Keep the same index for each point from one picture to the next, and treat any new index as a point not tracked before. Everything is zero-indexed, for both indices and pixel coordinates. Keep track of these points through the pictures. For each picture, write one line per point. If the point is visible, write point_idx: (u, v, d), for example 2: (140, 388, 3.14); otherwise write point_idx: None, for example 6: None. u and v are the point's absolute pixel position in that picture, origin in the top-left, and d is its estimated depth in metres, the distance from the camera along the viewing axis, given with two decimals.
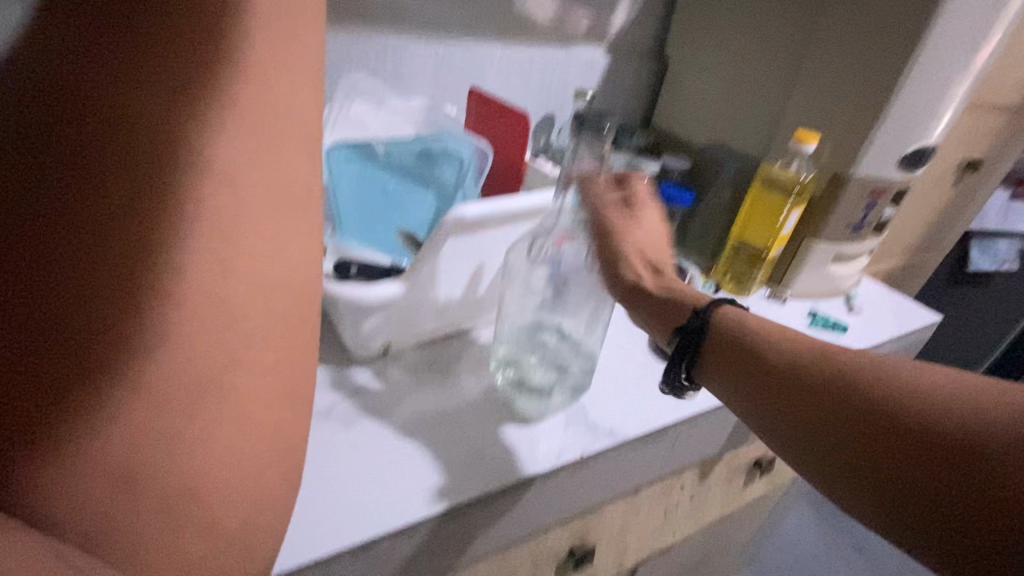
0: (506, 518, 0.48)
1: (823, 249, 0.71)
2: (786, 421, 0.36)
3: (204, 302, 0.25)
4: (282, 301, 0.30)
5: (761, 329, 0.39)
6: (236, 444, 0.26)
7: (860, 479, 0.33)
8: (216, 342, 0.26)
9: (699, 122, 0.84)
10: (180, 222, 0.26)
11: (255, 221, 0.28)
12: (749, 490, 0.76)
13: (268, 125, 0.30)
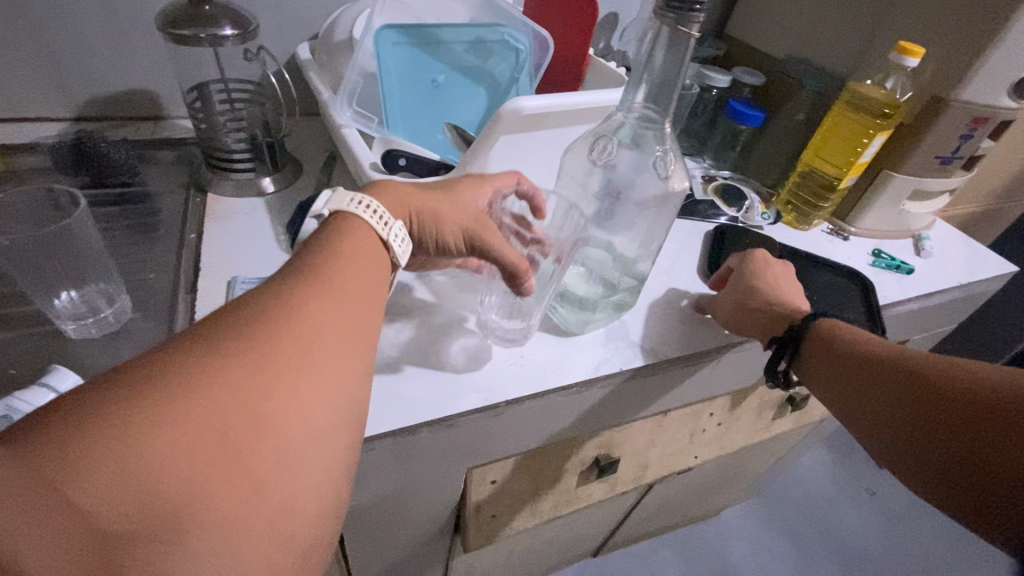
0: (536, 423, 0.49)
1: (902, 181, 0.65)
2: (854, 394, 0.41)
3: (284, 391, 0.27)
4: (343, 407, 0.29)
5: (855, 332, 0.44)
6: (287, 504, 0.26)
7: (919, 454, 0.36)
8: (284, 428, 0.26)
9: (780, 32, 0.75)
10: (270, 323, 0.28)
11: (333, 324, 0.30)
12: (776, 424, 0.77)
13: (353, 257, 0.34)
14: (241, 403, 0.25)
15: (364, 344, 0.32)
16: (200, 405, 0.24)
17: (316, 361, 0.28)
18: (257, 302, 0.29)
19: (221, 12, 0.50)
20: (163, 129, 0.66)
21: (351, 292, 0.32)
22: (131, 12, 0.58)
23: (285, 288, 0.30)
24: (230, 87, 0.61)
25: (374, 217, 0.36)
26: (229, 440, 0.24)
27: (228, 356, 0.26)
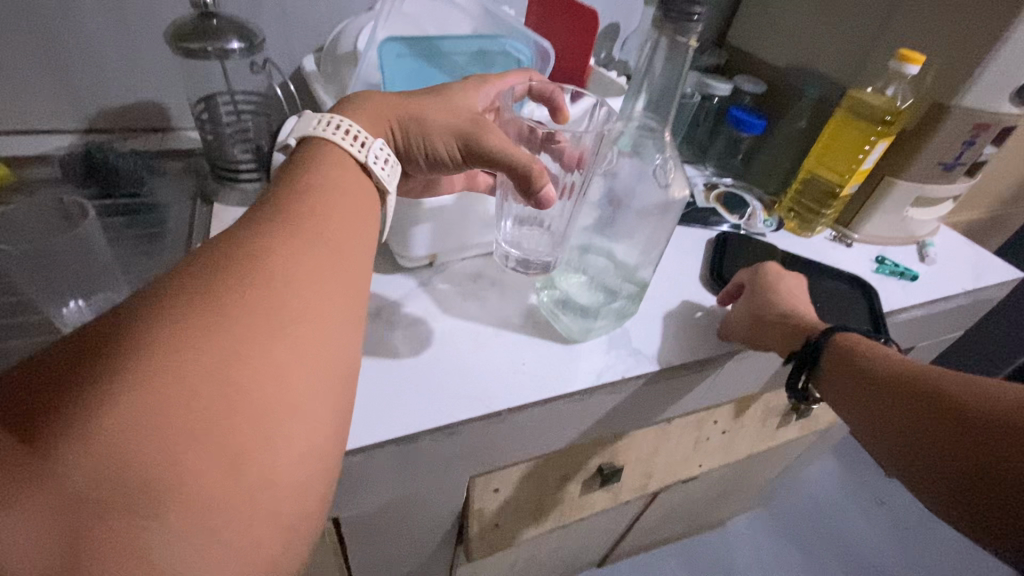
0: (539, 430, 0.49)
1: (904, 188, 0.65)
2: (867, 413, 0.42)
3: (259, 352, 0.26)
4: (326, 366, 0.29)
5: (875, 349, 0.44)
6: (276, 465, 0.26)
7: (931, 473, 0.36)
8: (262, 388, 0.26)
9: (780, 40, 0.76)
10: (238, 284, 0.28)
11: (308, 281, 0.30)
12: (782, 432, 0.76)
13: (330, 213, 0.33)
14: (214, 364, 0.25)
15: (345, 304, 0.32)
16: (167, 368, 0.24)
17: (292, 318, 0.28)
18: (227, 265, 0.28)
19: (228, 26, 0.51)
20: (170, 140, 0.67)
21: (328, 252, 0.32)
22: (141, 25, 0.59)
23: (256, 248, 0.29)
24: (236, 99, 0.62)
25: (351, 141, 0.37)
26: (201, 405, 0.24)
27: (196, 319, 0.25)
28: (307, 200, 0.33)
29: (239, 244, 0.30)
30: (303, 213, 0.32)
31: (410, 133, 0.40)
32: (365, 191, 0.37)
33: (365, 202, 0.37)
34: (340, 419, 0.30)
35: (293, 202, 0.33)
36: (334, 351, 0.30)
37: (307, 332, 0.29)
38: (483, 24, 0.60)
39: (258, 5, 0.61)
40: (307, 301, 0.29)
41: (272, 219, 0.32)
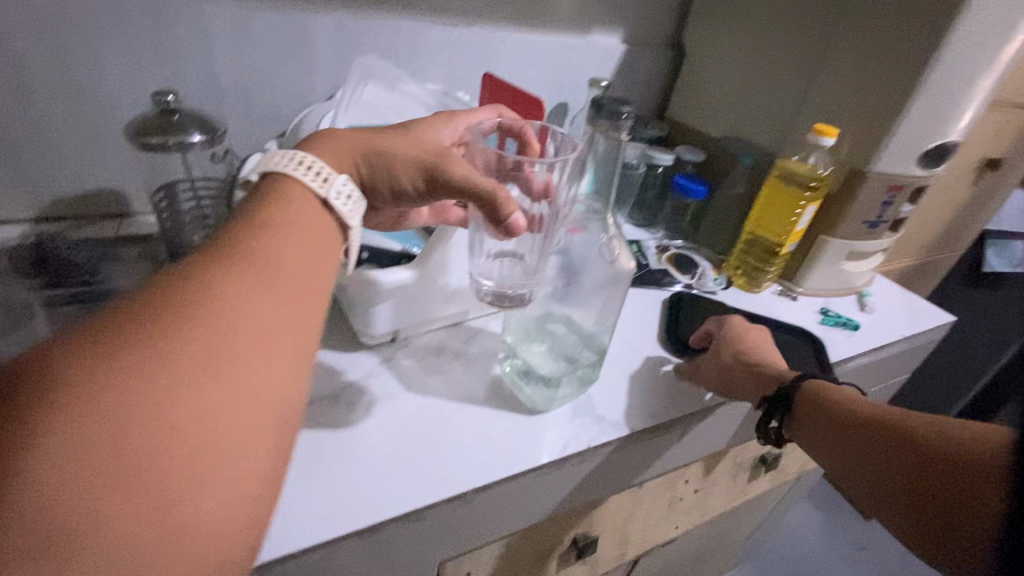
0: (509, 506, 0.48)
1: (837, 245, 0.70)
2: (830, 444, 0.44)
3: (190, 390, 0.26)
4: (264, 403, 0.29)
5: (841, 391, 0.46)
6: (200, 510, 0.25)
7: (888, 499, 0.39)
8: (192, 429, 0.25)
9: (713, 116, 0.84)
10: (179, 317, 0.27)
11: (252, 316, 0.30)
12: (754, 486, 0.76)
13: (285, 243, 0.33)
14: (142, 405, 0.24)
15: (292, 339, 0.31)
16: (102, 401, 0.24)
17: (232, 354, 0.28)
18: (170, 298, 0.28)
19: (188, 120, 0.53)
20: (128, 226, 0.67)
21: (280, 284, 0.32)
22: (102, 119, 0.61)
23: (204, 277, 0.29)
24: (197, 186, 0.63)
25: (311, 176, 0.37)
26: (133, 441, 0.24)
27: (134, 349, 0.25)
28: (263, 230, 0.33)
29: (187, 275, 0.30)
30: (255, 244, 0.32)
31: (374, 170, 0.41)
32: (327, 223, 0.37)
33: (328, 231, 0.37)
34: (278, 456, 0.30)
35: (248, 231, 0.33)
36: (277, 390, 0.30)
37: (247, 368, 0.28)
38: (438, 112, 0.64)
39: (221, 96, 0.64)
40: (250, 337, 0.29)
41: (223, 249, 0.31)
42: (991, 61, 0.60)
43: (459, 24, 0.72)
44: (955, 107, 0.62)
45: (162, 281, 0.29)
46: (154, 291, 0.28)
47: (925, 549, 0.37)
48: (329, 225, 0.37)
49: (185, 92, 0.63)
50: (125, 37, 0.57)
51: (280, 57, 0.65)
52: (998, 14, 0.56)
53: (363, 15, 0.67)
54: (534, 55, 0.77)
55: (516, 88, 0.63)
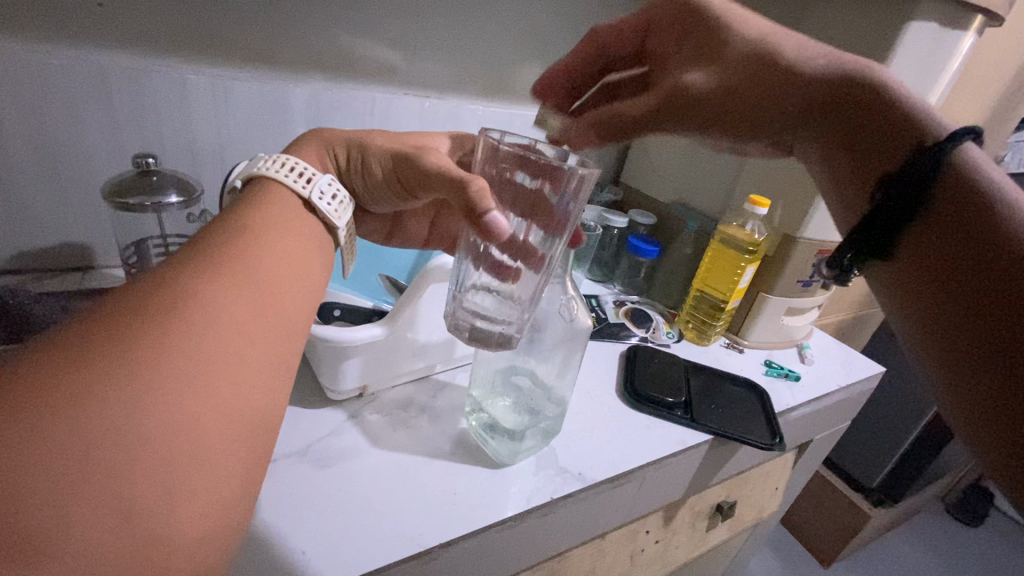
0: (475, 559, 0.48)
1: (776, 302, 0.76)
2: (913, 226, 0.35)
3: (174, 387, 0.27)
4: (243, 404, 0.30)
5: (983, 194, 0.33)
6: (175, 507, 0.25)
7: (925, 304, 0.34)
8: (175, 426, 0.26)
9: (662, 183, 0.92)
10: (160, 319, 0.28)
11: (235, 320, 0.31)
12: (713, 534, 0.78)
13: (265, 254, 0.35)
14: (125, 403, 0.25)
15: (269, 347, 0.33)
16: (79, 403, 0.24)
17: (217, 357, 0.29)
18: (151, 299, 0.29)
19: (168, 182, 0.55)
20: (92, 279, 0.67)
21: (262, 294, 0.33)
22: (79, 177, 0.62)
23: (184, 284, 0.30)
24: (168, 242, 0.64)
25: (296, 179, 0.42)
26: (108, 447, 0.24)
27: (112, 351, 0.26)
28: (244, 242, 0.35)
29: (171, 277, 0.31)
30: (237, 253, 0.34)
31: (351, 159, 0.46)
32: (303, 240, 0.40)
33: (304, 249, 0.39)
34: (253, 462, 0.30)
35: (229, 242, 0.35)
36: (257, 393, 0.31)
37: (228, 370, 0.29)
38: None
39: (198, 156, 0.67)
40: (233, 339, 0.30)
41: (204, 254, 0.33)
42: None
43: (429, 96, 0.78)
44: None
45: (141, 285, 0.30)
46: (134, 294, 0.29)
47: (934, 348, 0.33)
48: (303, 242, 0.40)
49: (164, 152, 0.65)
50: (106, 101, 0.59)
51: (258, 122, 0.69)
52: None
53: (343, 87, 0.72)
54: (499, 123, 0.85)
55: None
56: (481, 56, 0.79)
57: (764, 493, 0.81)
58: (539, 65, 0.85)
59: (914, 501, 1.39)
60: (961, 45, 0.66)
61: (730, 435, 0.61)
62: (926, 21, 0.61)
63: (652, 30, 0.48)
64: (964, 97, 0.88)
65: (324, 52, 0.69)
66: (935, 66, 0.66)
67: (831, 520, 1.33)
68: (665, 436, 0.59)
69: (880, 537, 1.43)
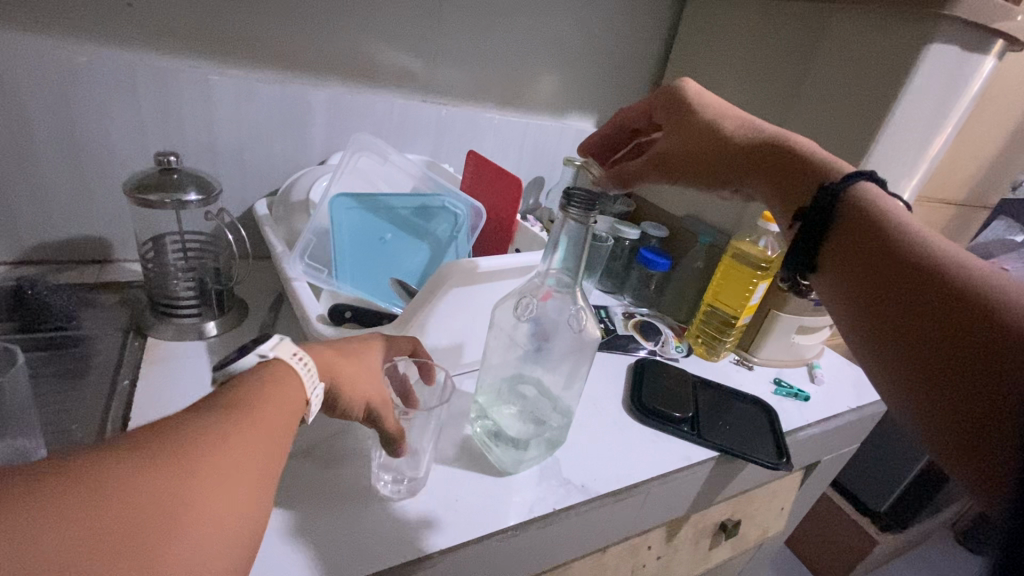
0: (475, 566, 0.48)
1: (787, 320, 0.76)
2: (862, 268, 0.40)
3: (185, 491, 0.27)
4: (236, 518, 0.28)
5: (911, 240, 0.38)
6: None
7: (901, 358, 0.36)
8: (172, 528, 0.25)
9: (675, 197, 0.92)
10: (186, 433, 0.29)
11: (249, 435, 0.31)
12: (715, 553, 0.77)
13: (288, 381, 0.36)
14: (129, 504, 0.25)
15: (271, 465, 0.32)
16: (82, 508, 0.24)
17: (228, 462, 0.29)
18: (184, 417, 0.30)
19: (188, 179, 0.57)
20: (108, 272, 0.68)
21: (277, 418, 0.34)
22: (102, 173, 0.63)
23: (220, 408, 0.32)
24: (185, 239, 0.65)
25: (307, 373, 0.38)
26: (97, 559, 0.23)
27: (137, 456, 0.26)
28: (274, 372, 0.36)
29: (205, 403, 0.32)
30: (268, 382, 0.35)
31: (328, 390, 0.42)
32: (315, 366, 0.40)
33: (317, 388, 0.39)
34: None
35: (261, 370, 0.36)
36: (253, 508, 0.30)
37: (233, 476, 0.29)
38: (422, 181, 0.69)
39: (218, 156, 0.68)
40: (241, 450, 0.30)
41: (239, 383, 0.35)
42: (921, 155, 0.70)
43: (446, 104, 0.79)
44: (892, 187, 0.71)
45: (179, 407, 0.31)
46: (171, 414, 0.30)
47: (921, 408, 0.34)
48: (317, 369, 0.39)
49: (185, 151, 0.66)
50: (132, 99, 0.61)
51: (277, 124, 0.70)
52: (924, 119, 0.66)
53: (362, 91, 0.73)
54: (514, 132, 0.85)
55: (497, 166, 0.68)
56: (500, 65, 0.80)
57: (769, 512, 0.80)
58: (557, 76, 0.85)
59: (922, 529, 1.36)
60: (981, 69, 0.66)
61: (736, 452, 0.60)
62: (946, 44, 0.61)
63: (654, 112, 0.58)
64: (984, 120, 0.87)
65: (345, 58, 0.70)
66: (954, 89, 0.65)
67: (837, 545, 1.30)
68: (669, 451, 0.59)
69: (888, 563, 1.40)
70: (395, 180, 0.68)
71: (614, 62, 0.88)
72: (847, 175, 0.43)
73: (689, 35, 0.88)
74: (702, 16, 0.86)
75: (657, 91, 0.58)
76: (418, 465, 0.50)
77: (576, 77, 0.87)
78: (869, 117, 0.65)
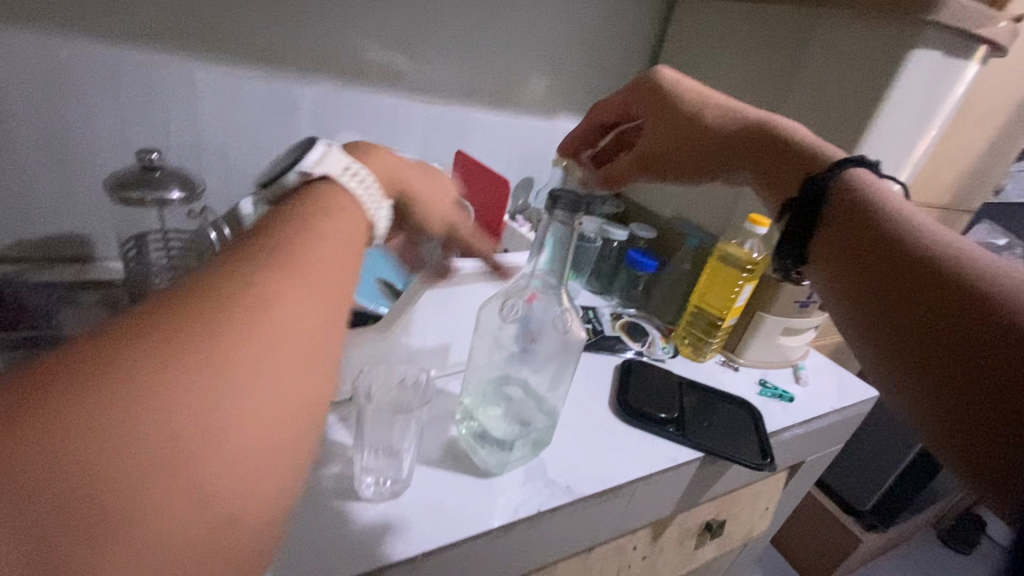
0: (459, 568, 0.48)
1: (773, 322, 0.76)
2: (860, 261, 0.40)
3: (214, 372, 0.24)
4: (280, 400, 0.26)
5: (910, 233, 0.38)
6: (181, 523, 0.22)
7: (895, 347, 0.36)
8: (204, 414, 0.23)
9: (664, 199, 0.92)
10: (216, 300, 0.26)
11: (289, 303, 0.28)
12: (701, 552, 0.78)
13: (329, 240, 0.32)
14: (155, 383, 0.22)
15: (320, 338, 0.29)
16: (102, 391, 0.21)
17: (260, 339, 0.26)
18: (218, 275, 0.27)
19: (170, 177, 0.56)
20: (89, 271, 0.67)
21: (320, 281, 0.30)
22: (83, 169, 0.62)
23: (249, 266, 0.28)
24: (168, 237, 0.64)
25: (365, 193, 0.37)
26: (125, 447, 0.21)
27: (164, 328, 0.24)
28: (313, 226, 0.32)
29: (238, 256, 0.28)
30: (307, 235, 0.31)
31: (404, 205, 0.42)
32: (353, 223, 0.35)
33: (360, 246, 0.35)
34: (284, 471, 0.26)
35: (297, 220, 0.32)
36: (299, 384, 0.27)
37: (272, 355, 0.26)
38: None
39: (204, 153, 0.67)
40: (280, 320, 0.27)
41: (277, 232, 0.31)
42: (904, 159, 0.71)
43: (436, 103, 0.79)
44: None
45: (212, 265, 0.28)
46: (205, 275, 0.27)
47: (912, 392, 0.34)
48: (354, 227, 0.35)
49: (169, 148, 0.65)
50: (115, 94, 0.60)
51: (264, 121, 0.69)
52: (907, 124, 0.67)
53: (350, 90, 0.72)
54: (504, 132, 0.85)
55: (485, 167, 0.68)
56: (490, 65, 0.79)
57: (754, 512, 0.80)
58: (547, 77, 0.85)
59: (905, 527, 1.38)
60: (965, 74, 0.67)
61: (721, 453, 0.61)
62: (930, 50, 0.62)
63: (635, 105, 0.58)
64: (967, 126, 0.89)
65: (333, 56, 0.70)
66: (938, 94, 0.66)
67: (822, 543, 1.32)
68: (653, 451, 0.59)
69: (871, 562, 1.42)
70: None
71: (604, 63, 0.88)
72: (836, 164, 0.44)
73: (679, 38, 0.88)
74: (691, 20, 0.86)
75: (634, 85, 0.58)
76: (400, 467, 0.50)
77: (566, 77, 0.87)
78: (854, 122, 0.66)
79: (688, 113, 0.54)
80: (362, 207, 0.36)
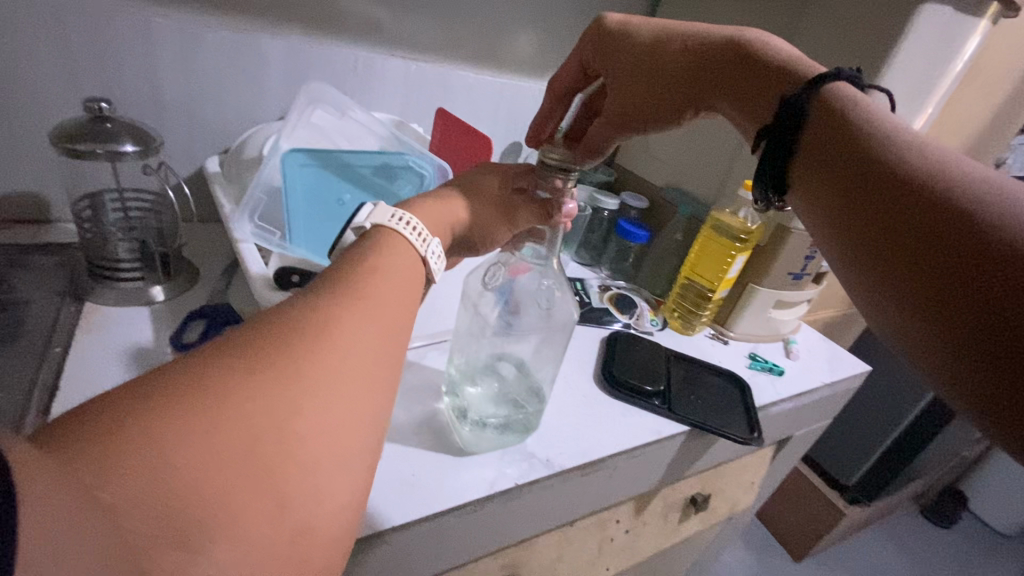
0: (432, 542, 0.46)
1: (765, 294, 0.74)
2: (840, 186, 0.35)
3: (303, 399, 0.29)
4: (349, 425, 0.31)
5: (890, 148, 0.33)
6: (260, 527, 0.25)
7: (885, 280, 0.31)
8: (292, 434, 0.28)
9: (656, 167, 0.89)
10: (301, 338, 0.31)
11: (358, 339, 0.33)
12: (685, 526, 0.77)
13: (386, 284, 0.37)
14: (250, 405, 0.27)
15: (381, 372, 0.34)
16: (212, 410, 0.26)
17: (335, 371, 0.31)
18: (302, 313, 0.32)
19: (123, 129, 0.51)
20: (46, 233, 0.63)
21: (380, 320, 0.35)
22: (33, 124, 0.58)
23: (325, 307, 0.33)
24: (125, 197, 0.61)
25: (414, 233, 0.41)
26: (229, 460, 0.25)
27: (260, 360, 0.29)
28: (374, 269, 0.37)
29: (317, 298, 0.34)
30: (370, 281, 0.36)
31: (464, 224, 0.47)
32: (409, 265, 0.40)
33: (414, 285, 0.40)
34: (350, 490, 0.30)
35: (359, 266, 0.37)
36: (364, 411, 0.32)
37: (344, 386, 0.31)
38: (388, 140, 0.65)
39: (165, 108, 0.63)
40: (350, 354, 0.32)
41: (343, 277, 0.36)
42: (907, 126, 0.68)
43: (416, 59, 0.74)
44: None
45: (289, 305, 0.33)
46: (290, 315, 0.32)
47: (913, 330, 0.29)
48: (410, 270, 0.40)
49: (127, 103, 0.61)
50: (62, 41, 0.55)
51: (230, 75, 0.64)
52: (911, 88, 0.64)
53: (323, 43, 0.68)
54: (490, 93, 0.81)
55: (466, 127, 0.65)
56: (475, 19, 0.74)
57: (739, 487, 0.80)
58: (536, 34, 0.80)
59: (888, 503, 1.39)
60: (976, 33, 0.63)
61: (706, 427, 0.59)
62: (940, 5, 0.58)
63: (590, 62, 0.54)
64: (974, 93, 0.85)
65: (302, 4, 0.64)
66: (945, 55, 0.63)
67: (806, 518, 1.33)
68: (637, 424, 0.57)
69: (853, 535, 1.44)
70: (359, 138, 0.64)
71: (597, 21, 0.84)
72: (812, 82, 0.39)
73: None
74: None
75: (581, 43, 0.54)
76: None
77: (556, 35, 0.82)
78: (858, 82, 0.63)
79: (646, 53, 0.50)
80: (416, 247, 0.41)
